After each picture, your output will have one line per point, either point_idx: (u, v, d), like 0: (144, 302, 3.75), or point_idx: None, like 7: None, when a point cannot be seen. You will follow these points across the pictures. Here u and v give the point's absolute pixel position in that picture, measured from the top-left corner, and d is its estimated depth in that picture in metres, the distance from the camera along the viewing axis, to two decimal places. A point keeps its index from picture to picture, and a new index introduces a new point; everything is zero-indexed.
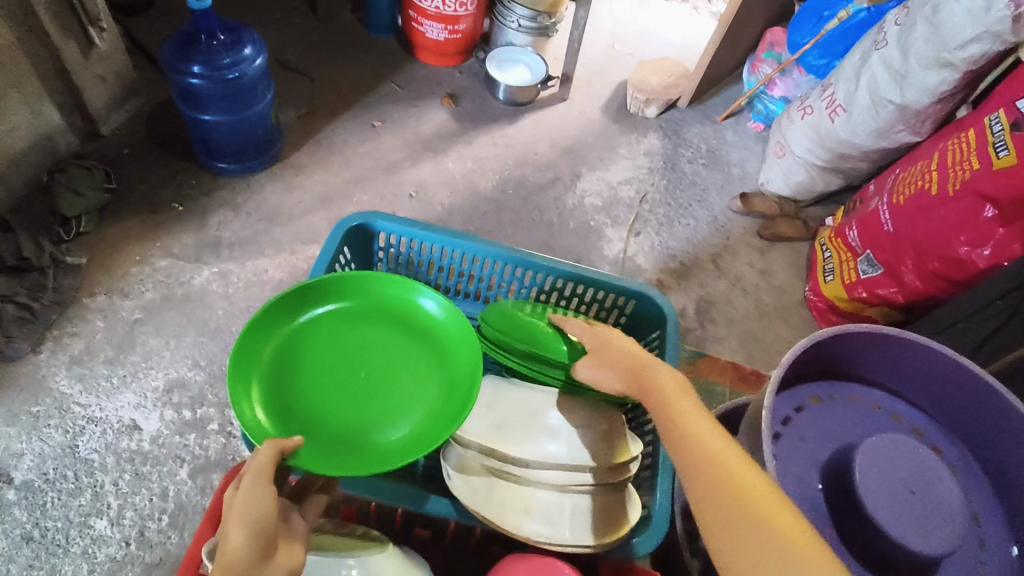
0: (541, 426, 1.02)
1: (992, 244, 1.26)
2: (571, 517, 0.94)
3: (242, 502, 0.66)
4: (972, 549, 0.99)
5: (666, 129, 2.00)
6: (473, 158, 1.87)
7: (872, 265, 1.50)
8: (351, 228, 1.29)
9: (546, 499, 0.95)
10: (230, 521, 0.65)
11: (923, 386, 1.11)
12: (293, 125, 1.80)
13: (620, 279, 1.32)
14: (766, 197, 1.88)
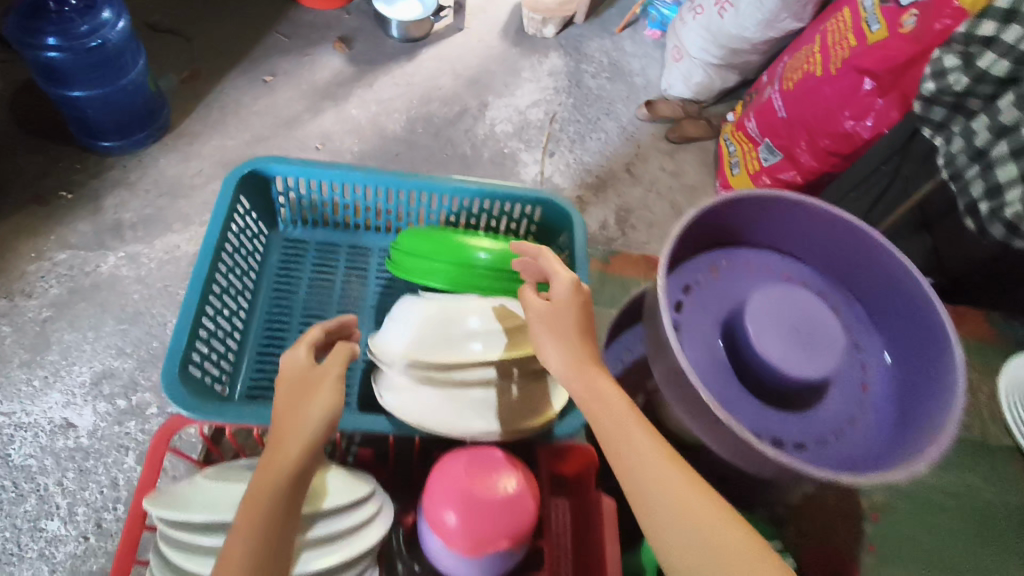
0: (459, 332, 0.81)
1: (873, 115, 1.38)
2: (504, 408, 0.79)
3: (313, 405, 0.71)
4: (856, 371, 0.80)
5: (566, 47, 2.04)
6: (375, 100, 1.82)
7: (771, 151, 1.63)
8: (239, 180, 0.98)
9: (475, 398, 0.79)
10: (298, 411, 0.71)
11: (818, 244, 0.85)
12: (178, 90, 1.76)
13: (519, 187, 1.01)
14: (670, 101, 1.94)
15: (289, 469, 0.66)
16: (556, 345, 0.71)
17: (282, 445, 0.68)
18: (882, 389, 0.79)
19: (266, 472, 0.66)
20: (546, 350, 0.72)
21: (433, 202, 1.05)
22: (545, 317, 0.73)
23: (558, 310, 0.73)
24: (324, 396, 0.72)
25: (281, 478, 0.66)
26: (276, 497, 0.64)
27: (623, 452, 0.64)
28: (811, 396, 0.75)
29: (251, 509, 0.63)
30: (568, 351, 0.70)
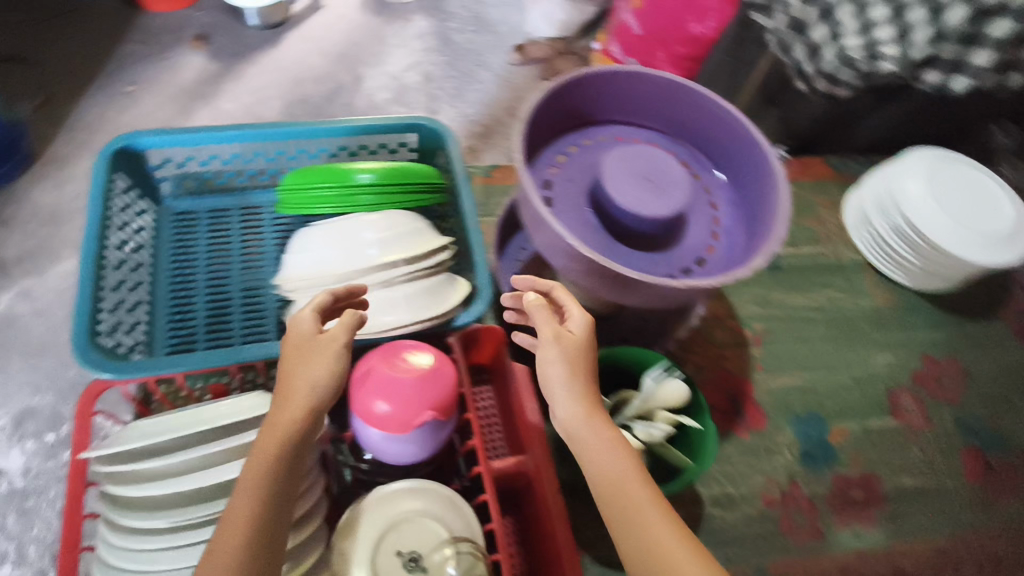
0: (351, 240, 0.71)
1: (714, 16, 1.48)
2: (415, 301, 0.69)
3: (310, 370, 0.55)
4: (705, 194, 0.76)
5: (427, 8, 2.07)
6: (247, 92, 1.80)
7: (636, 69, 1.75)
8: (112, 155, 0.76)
9: (384, 303, 0.68)
10: (294, 378, 0.55)
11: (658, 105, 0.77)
12: (35, 118, 1.67)
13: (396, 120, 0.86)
14: (537, 43, 2.02)
15: (283, 455, 0.52)
16: (565, 384, 0.56)
17: (278, 425, 0.53)
18: (731, 199, 0.77)
19: (255, 464, 0.51)
20: (554, 386, 0.56)
21: (300, 153, 0.87)
22: (564, 351, 0.57)
23: (571, 350, 0.57)
24: (321, 357, 0.56)
25: (271, 469, 0.51)
26: (268, 492, 0.51)
27: (619, 499, 0.52)
28: (671, 232, 0.72)
29: (238, 509, 0.50)
30: (579, 397, 0.55)
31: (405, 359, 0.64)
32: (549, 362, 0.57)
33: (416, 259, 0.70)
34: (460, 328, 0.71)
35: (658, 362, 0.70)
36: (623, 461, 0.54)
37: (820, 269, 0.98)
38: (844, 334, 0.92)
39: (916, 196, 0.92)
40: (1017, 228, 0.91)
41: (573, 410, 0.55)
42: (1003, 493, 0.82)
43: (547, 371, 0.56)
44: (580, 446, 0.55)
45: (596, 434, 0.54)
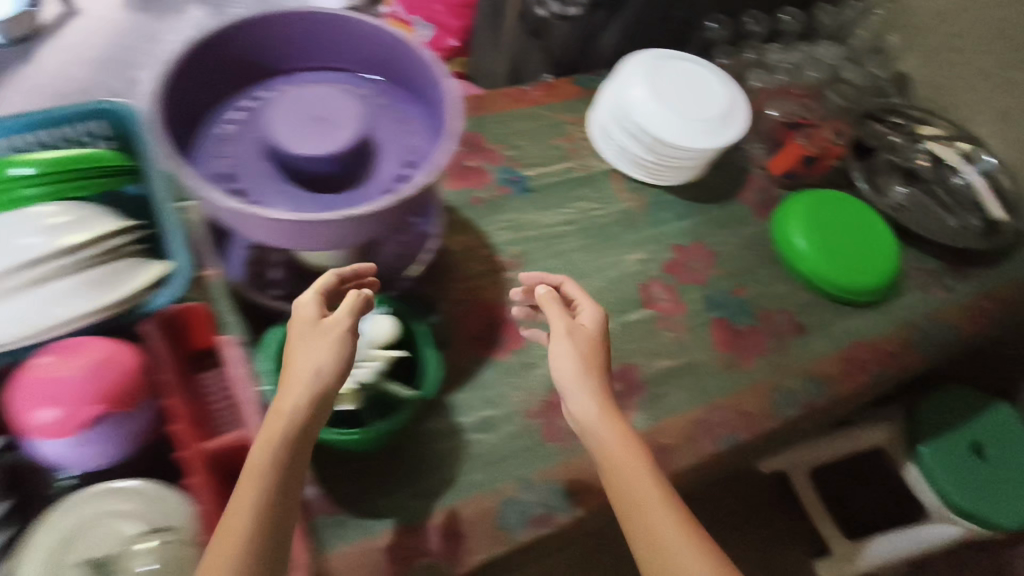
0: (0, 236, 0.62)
1: None
2: (89, 292, 0.63)
3: (315, 353, 0.55)
4: (396, 123, 0.72)
5: None
6: None
7: None
8: None
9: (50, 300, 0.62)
10: (302, 368, 0.54)
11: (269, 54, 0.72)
12: None
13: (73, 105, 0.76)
14: None
15: (284, 447, 0.51)
16: (575, 372, 0.63)
17: (281, 414, 0.52)
18: (420, 124, 0.73)
19: (265, 451, 0.50)
20: (564, 371, 0.63)
21: None
22: (580, 342, 0.65)
23: (580, 340, 0.65)
24: (327, 347, 0.56)
25: (273, 456, 0.50)
26: (274, 486, 0.49)
27: (625, 481, 0.57)
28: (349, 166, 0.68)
29: (243, 493, 0.48)
30: (593, 395, 0.61)
31: (74, 355, 0.62)
32: (565, 353, 0.64)
33: (81, 246, 0.64)
34: (153, 312, 0.68)
35: (377, 307, 0.71)
36: (619, 437, 0.59)
37: (571, 186, 1.00)
38: (597, 241, 0.95)
39: (640, 96, 0.96)
40: (732, 108, 0.98)
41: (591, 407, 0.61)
42: (748, 353, 0.89)
43: (560, 359, 0.63)
44: (600, 446, 0.59)
45: (609, 426, 0.60)
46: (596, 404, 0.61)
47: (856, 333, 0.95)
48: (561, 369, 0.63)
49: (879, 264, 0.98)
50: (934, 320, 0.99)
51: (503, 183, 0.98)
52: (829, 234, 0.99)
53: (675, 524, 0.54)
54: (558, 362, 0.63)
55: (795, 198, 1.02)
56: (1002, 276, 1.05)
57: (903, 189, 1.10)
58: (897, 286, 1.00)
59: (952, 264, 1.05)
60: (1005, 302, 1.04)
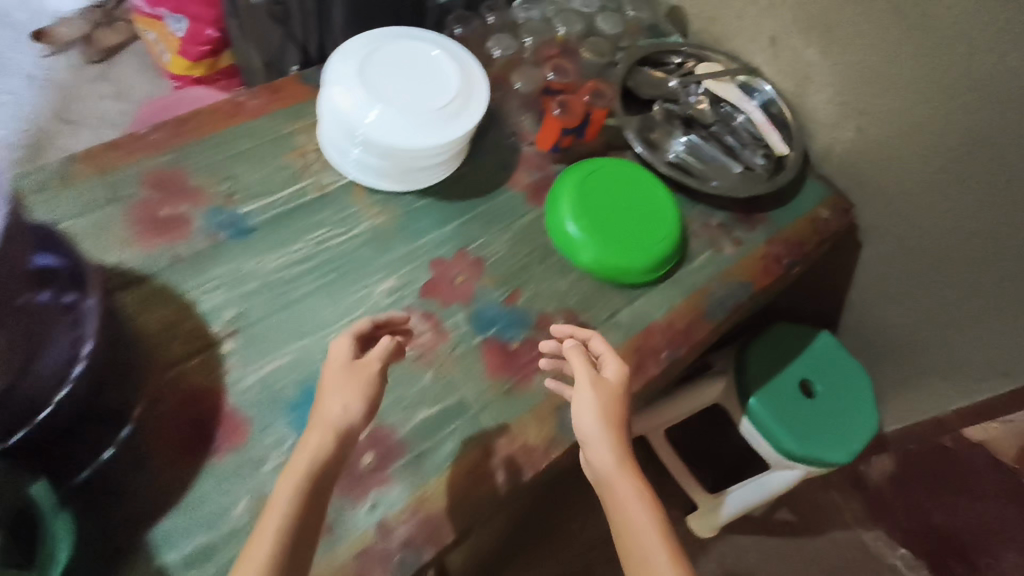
0: None
1: None
2: None
3: (340, 407, 0.62)
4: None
5: None
6: None
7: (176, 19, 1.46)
8: None
9: None
10: (327, 422, 0.61)
11: None
12: None
13: None
14: (68, 23, 1.63)
15: (309, 497, 0.57)
16: (594, 423, 0.66)
17: (307, 468, 0.58)
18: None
19: (284, 500, 0.56)
20: (582, 416, 0.66)
21: None
22: (598, 390, 0.68)
23: (601, 389, 0.68)
24: (350, 398, 0.63)
25: (297, 509, 0.55)
26: (283, 532, 0.54)
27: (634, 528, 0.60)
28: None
29: (264, 538, 0.53)
30: (611, 444, 0.65)
31: None
32: (582, 395, 0.68)
33: None
34: None
35: None
36: (618, 453, 0.65)
37: (301, 212, 0.82)
38: (339, 275, 0.79)
39: (353, 93, 0.80)
40: (464, 91, 0.84)
41: (595, 423, 0.66)
42: (527, 376, 0.79)
43: (577, 397, 0.68)
44: (609, 485, 0.63)
45: (623, 473, 0.63)
46: (602, 421, 0.66)
47: (646, 316, 0.86)
48: (580, 410, 0.67)
49: (658, 238, 0.89)
50: (727, 280, 0.92)
51: (210, 229, 0.79)
52: (602, 214, 0.89)
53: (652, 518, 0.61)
54: (577, 399, 0.67)
55: (565, 175, 0.91)
56: (788, 214, 1.01)
57: (684, 139, 1.01)
58: (684, 252, 0.92)
59: (740, 213, 0.98)
60: (797, 243, 0.99)
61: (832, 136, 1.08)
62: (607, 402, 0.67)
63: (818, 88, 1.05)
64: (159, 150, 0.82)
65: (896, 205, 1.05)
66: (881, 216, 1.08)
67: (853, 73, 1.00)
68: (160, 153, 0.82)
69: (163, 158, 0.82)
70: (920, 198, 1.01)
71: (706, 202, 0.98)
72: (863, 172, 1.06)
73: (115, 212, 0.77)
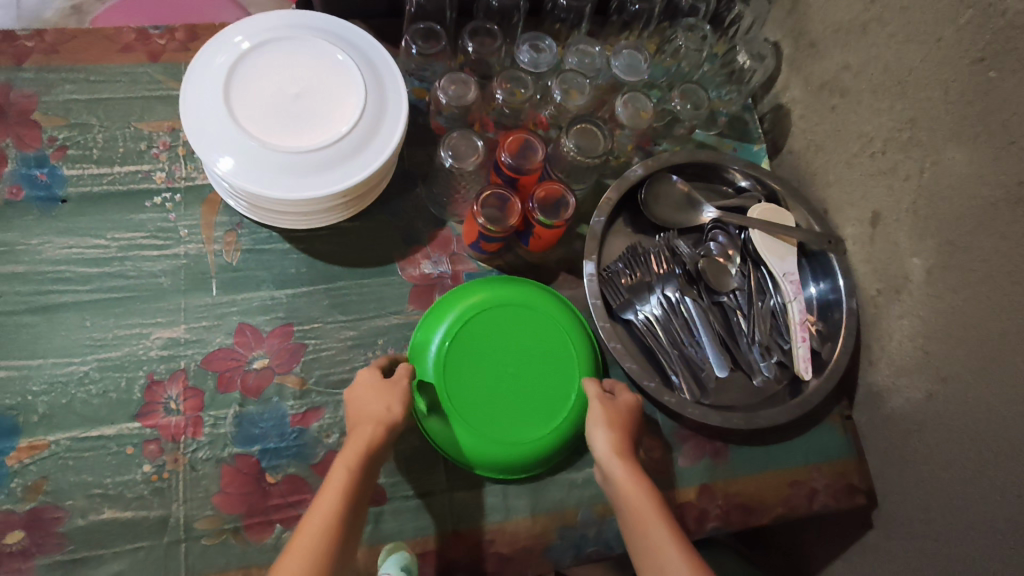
0: None
1: None
2: None
3: (381, 411, 0.57)
4: None
5: None
6: None
7: None
8: None
9: None
10: (365, 418, 0.57)
11: None
12: None
13: None
14: None
15: (357, 492, 0.53)
16: (605, 435, 0.60)
17: (348, 467, 0.54)
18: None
19: (330, 497, 0.52)
20: (593, 429, 0.61)
21: None
22: (611, 403, 0.62)
23: (613, 401, 0.63)
24: (393, 397, 0.58)
25: (341, 505, 0.52)
26: (336, 515, 0.51)
27: (643, 523, 0.55)
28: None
29: (311, 530, 0.50)
30: (621, 444, 0.60)
31: None
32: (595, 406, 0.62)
33: None
34: None
35: None
36: (630, 473, 0.58)
37: (126, 201, 0.67)
38: (121, 297, 0.64)
39: (207, 78, 0.60)
40: (353, 139, 0.61)
41: (607, 443, 0.60)
42: (261, 521, 0.60)
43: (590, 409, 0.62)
44: (613, 477, 0.58)
45: (631, 473, 0.58)
46: (616, 436, 0.60)
47: (466, 515, 0.63)
48: (590, 419, 0.62)
49: (534, 426, 0.64)
50: (609, 517, 0.65)
51: (16, 179, 0.66)
52: (484, 356, 0.65)
53: (673, 543, 0.53)
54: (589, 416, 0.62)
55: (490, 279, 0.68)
56: (758, 463, 0.70)
57: (670, 296, 0.72)
58: (567, 455, 0.67)
59: (686, 430, 0.69)
60: (747, 507, 0.68)
61: (893, 382, 0.71)
62: (619, 415, 0.62)
63: (904, 312, 0.69)
64: (23, 64, 0.70)
65: (927, 526, 0.68)
66: (903, 523, 0.71)
67: (949, 319, 0.64)
68: (22, 69, 0.70)
69: (23, 74, 0.70)
70: (952, 533, 0.65)
71: (648, 397, 0.69)
72: (905, 453, 0.70)
73: None
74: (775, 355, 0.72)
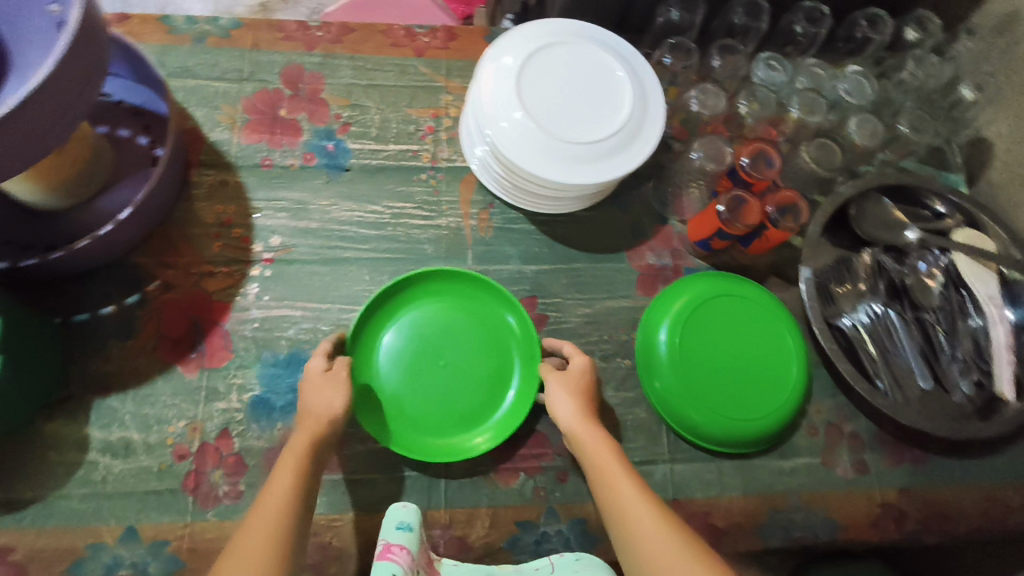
0: None
1: None
2: None
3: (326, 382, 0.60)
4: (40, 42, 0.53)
5: None
6: None
7: None
8: None
9: None
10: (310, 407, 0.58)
11: None
12: None
13: None
14: None
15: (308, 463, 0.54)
16: (569, 411, 0.61)
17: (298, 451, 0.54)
18: (136, 107, 0.73)
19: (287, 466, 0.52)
20: (558, 406, 0.61)
21: None
22: (571, 386, 0.63)
23: (571, 378, 0.63)
24: (339, 387, 0.60)
25: (291, 477, 0.52)
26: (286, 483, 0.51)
27: (610, 491, 0.54)
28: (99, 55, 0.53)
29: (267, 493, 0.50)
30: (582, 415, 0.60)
31: None
32: (555, 390, 0.63)
33: None
34: None
35: None
36: (594, 440, 0.58)
37: (399, 174, 0.76)
38: (393, 259, 0.73)
39: (501, 74, 0.68)
40: (622, 135, 0.69)
41: (570, 413, 0.60)
42: (512, 466, 0.67)
43: (552, 391, 0.63)
44: (578, 445, 0.59)
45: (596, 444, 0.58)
46: (577, 406, 0.61)
47: (685, 486, 0.69)
48: (552, 399, 0.62)
49: (755, 412, 0.70)
50: (813, 505, 0.69)
51: (310, 148, 0.76)
52: (711, 344, 0.71)
53: (638, 501, 0.53)
54: (552, 402, 0.62)
55: (450, 281, 0.70)
56: (957, 474, 0.72)
57: (876, 310, 0.76)
58: (778, 442, 0.71)
59: (888, 436, 0.73)
60: (945, 516, 0.71)
61: None
62: (581, 391, 0.62)
63: None
64: (312, 50, 0.81)
65: None
66: None
67: None
68: (311, 54, 0.80)
69: (312, 59, 0.80)
70: None
71: (854, 399, 0.74)
72: None
73: (245, 92, 0.77)
74: (974, 375, 0.75)
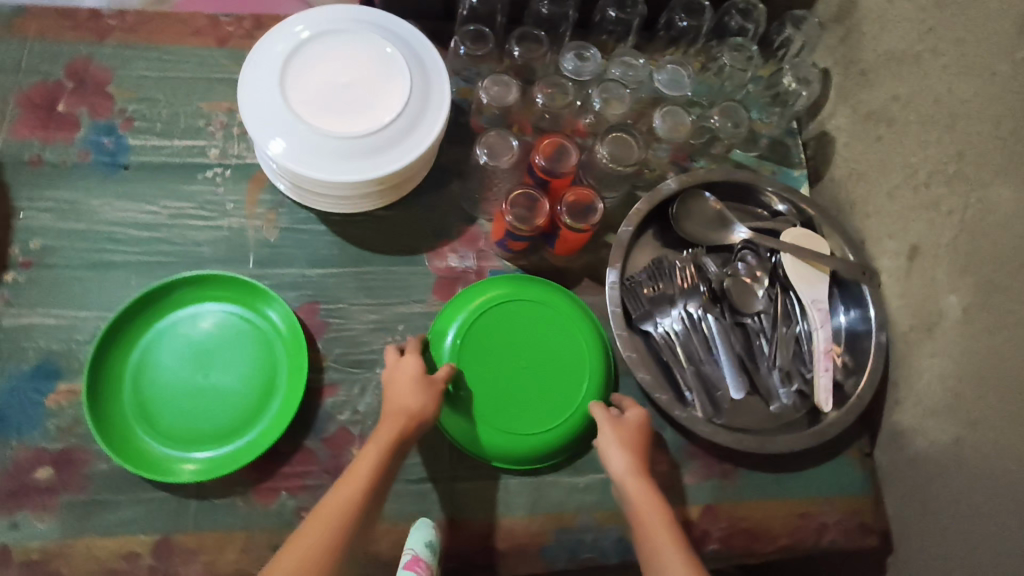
0: None
1: None
2: None
3: (406, 389, 0.59)
4: None
5: None
6: None
7: None
8: None
9: None
10: (401, 412, 0.57)
11: None
12: None
13: None
14: None
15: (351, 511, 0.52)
16: (620, 461, 0.59)
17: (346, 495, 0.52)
18: None
19: (324, 515, 0.51)
20: (613, 453, 0.60)
21: None
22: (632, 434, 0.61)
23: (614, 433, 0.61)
24: (426, 395, 0.59)
25: (329, 529, 0.50)
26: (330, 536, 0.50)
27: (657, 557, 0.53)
28: None
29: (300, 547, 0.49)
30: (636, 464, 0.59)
31: None
32: (609, 438, 0.61)
33: None
34: None
35: None
36: (646, 495, 0.57)
37: (183, 172, 0.71)
38: (167, 264, 0.68)
39: (267, 61, 0.63)
40: (393, 131, 0.63)
41: (624, 465, 0.59)
42: (274, 486, 0.62)
43: (603, 435, 0.61)
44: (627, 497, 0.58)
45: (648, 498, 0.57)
46: (631, 459, 0.59)
47: (467, 505, 0.64)
48: (608, 443, 0.60)
49: (534, 423, 0.66)
50: (607, 525, 0.65)
51: (86, 144, 0.70)
52: (497, 352, 0.67)
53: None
54: (606, 445, 0.60)
55: (238, 290, 0.66)
56: (767, 490, 0.69)
57: (692, 312, 0.71)
58: (571, 457, 0.67)
59: (696, 448, 0.69)
60: (751, 534, 0.68)
61: (919, 424, 0.69)
62: (636, 444, 0.61)
63: (935, 352, 0.67)
64: (103, 40, 0.74)
65: None
66: (916, 571, 0.68)
67: (983, 362, 0.61)
68: (102, 45, 0.74)
69: (102, 50, 0.74)
70: None
71: (660, 411, 0.70)
72: (926, 498, 0.67)
73: (21, 83, 0.71)
74: (795, 383, 0.71)
